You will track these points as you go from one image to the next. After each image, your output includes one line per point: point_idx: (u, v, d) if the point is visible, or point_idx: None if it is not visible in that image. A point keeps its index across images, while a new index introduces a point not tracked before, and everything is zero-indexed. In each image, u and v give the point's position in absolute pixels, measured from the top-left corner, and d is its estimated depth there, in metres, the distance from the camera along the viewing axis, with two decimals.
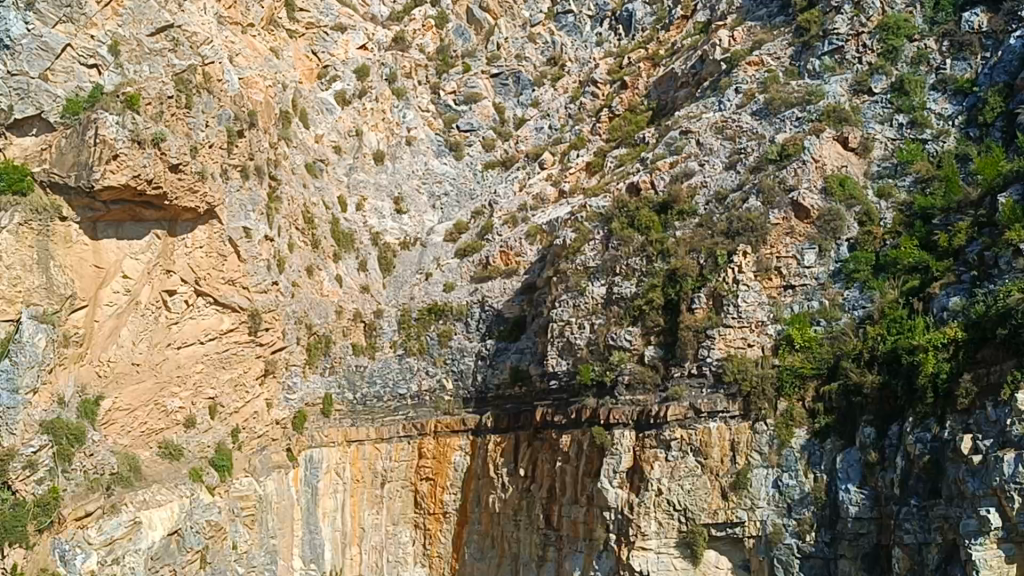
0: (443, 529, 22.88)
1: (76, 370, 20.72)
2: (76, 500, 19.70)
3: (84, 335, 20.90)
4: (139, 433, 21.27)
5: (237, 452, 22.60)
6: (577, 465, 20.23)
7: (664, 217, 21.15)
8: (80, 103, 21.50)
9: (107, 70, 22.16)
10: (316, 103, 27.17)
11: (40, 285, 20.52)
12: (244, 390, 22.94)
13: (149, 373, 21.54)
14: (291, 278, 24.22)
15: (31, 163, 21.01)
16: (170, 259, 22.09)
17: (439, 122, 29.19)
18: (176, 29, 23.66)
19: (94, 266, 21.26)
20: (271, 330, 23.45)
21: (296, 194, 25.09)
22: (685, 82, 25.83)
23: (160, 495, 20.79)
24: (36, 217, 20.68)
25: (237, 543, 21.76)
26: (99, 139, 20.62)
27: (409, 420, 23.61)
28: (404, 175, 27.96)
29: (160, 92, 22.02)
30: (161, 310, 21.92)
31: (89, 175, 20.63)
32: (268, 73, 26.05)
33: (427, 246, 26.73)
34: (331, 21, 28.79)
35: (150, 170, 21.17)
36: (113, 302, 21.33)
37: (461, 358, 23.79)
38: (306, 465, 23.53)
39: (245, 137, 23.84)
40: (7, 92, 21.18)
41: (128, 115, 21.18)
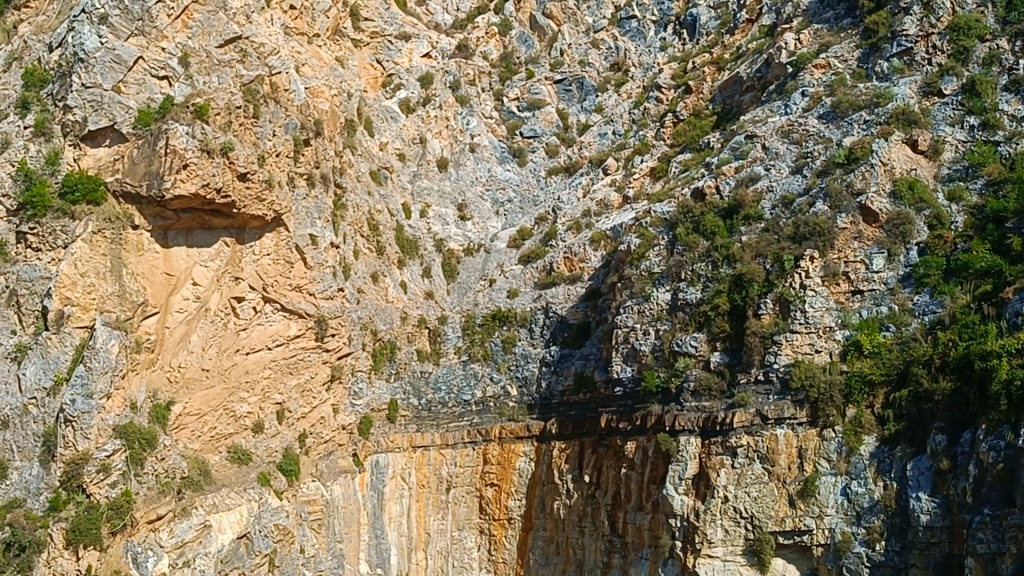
0: (507, 535, 22.94)
1: (148, 375, 21.05)
2: (148, 503, 20.07)
3: (155, 341, 21.26)
4: (209, 438, 21.57)
5: (304, 457, 22.85)
6: (642, 473, 20.14)
7: (730, 222, 21.04)
8: (151, 114, 21.87)
9: (177, 81, 22.62)
10: (380, 112, 27.51)
11: (113, 293, 21.02)
12: (311, 395, 23.16)
13: (218, 378, 21.87)
14: (356, 285, 24.43)
15: (104, 173, 21.54)
16: (238, 266, 22.40)
17: (502, 129, 29.11)
18: (245, 40, 23.85)
19: (165, 274, 21.68)
20: (337, 336, 23.61)
21: (361, 201, 25.33)
22: (750, 86, 25.65)
23: (229, 499, 21.09)
24: (108, 226, 21.23)
25: (305, 547, 21.98)
26: (170, 149, 21.00)
27: (475, 426, 23.57)
28: (468, 182, 27.99)
29: (228, 103, 22.36)
30: (230, 317, 22.26)
31: (160, 184, 21.01)
32: (334, 83, 26.39)
33: (491, 252, 26.84)
34: (396, 30, 29.10)
35: (219, 179, 21.50)
36: (183, 309, 21.71)
37: (525, 365, 23.89)
38: (373, 470, 23.65)
39: (311, 145, 24.03)
40: (81, 104, 21.79)
41: (197, 125, 21.60)
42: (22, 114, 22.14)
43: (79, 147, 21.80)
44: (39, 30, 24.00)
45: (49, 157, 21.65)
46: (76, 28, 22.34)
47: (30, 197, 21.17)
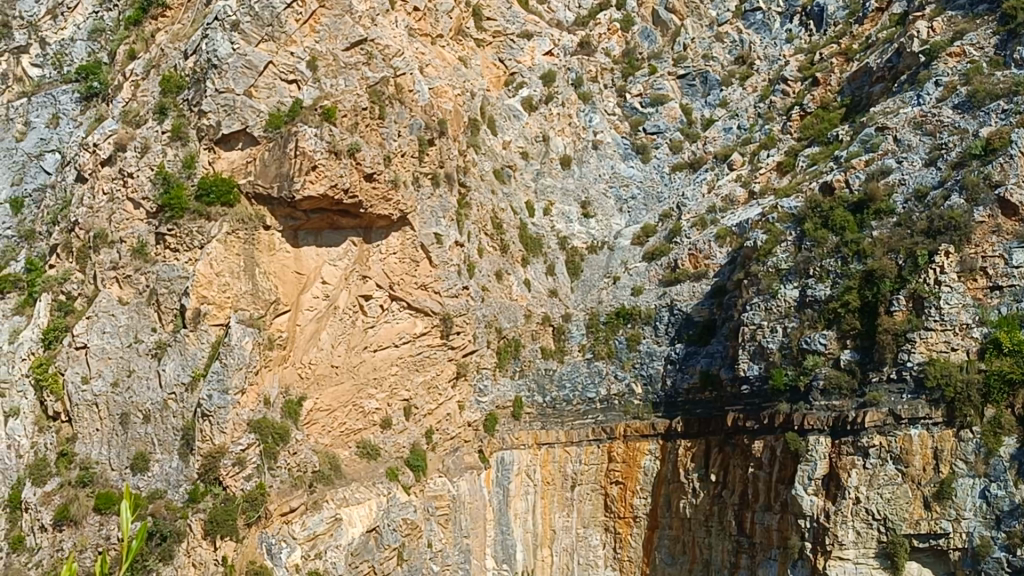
0: (633, 533, 22.76)
1: (280, 372, 21.62)
2: (283, 495, 20.65)
3: (287, 338, 21.86)
4: (338, 433, 22.09)
5: (430, 453, 23.15)
6: (770, 472, 19.84)
7: (860, 217, 20.52)
8: (281, 117, 22.47)
9: (306, 85, 23.08)
10: (503, 111, 27.57)
11: (246, 292, 21.75)
12: (437, 392, 23.44)
13: (347, 374, 22.33)
14: (481, 282, 24.58)
15: (237, 176, 22.20)
16: (365, 264, 22.82)
17: (625, 125, 29.01)
18: (370, 43, 24.31)
19: (295, 273, 22.27)
20: (462, 333, 23.82)
21: (485, 200, 25.53)
22: (880, 77, 24.95)
23: (359, 493, 21.53)
24: (242, 227, 21.92)
25: (432, 542, 22.26)
26: (299, 151, 21.48)
27: (599, 424, 23.51)
28: (591, 179, 27.98)
29: (355, 105, 22.84)
30: (358, 314, 22.70)
31: (291, 185, 21.53)
32: (457, 83, 26.61)
33: (615, 250, 26.78)
34: (518, 28, 29.20)
35: (347, 180, 21.94)
36: (314, 307, 22.22)
37: (650, 363, 23.81)
38: (498, 467, 23.75)
39: (436, 144, 24.32)
40: (216, 109, 22.50)
41: (325, 127, 22.07)
42: (160, 119, 23.04)
43: (213, 151, 22.45)
44: (176, 38, 24.83)
45: (185, 161, 22.41)
46: (210, 35, 23.05)
47: (169, 201, 22.05)
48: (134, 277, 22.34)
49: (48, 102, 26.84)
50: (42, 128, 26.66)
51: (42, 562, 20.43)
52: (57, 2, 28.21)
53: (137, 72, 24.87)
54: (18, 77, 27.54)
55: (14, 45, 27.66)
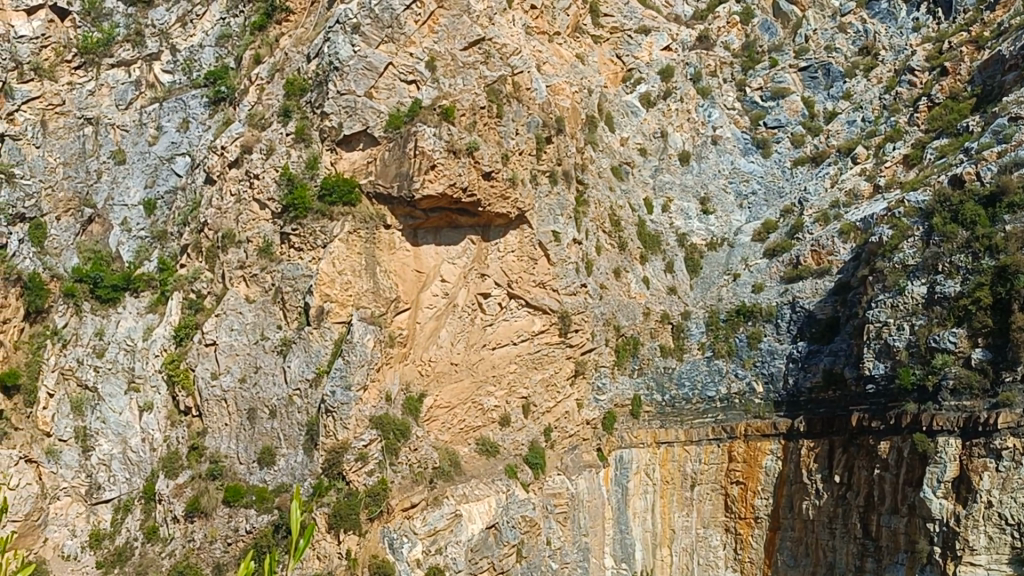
0: (753, 534, 22.43)
1: (401, 369, 21.95)
2: (403, 491, 20.85)
3: (408, 335, 22.23)
4: (458, 430, 22.23)
5: (549, 451, 23.16)
6: (896, 474, 19.34)
7: (992, 210, 19.79)
8: (401, 118, 22.74)
9: (425, 85, 23.36)
10: (621, 107, 27.70)
11: (368, 290, 22.20)
12: (556, 390, 23.44)
13: (466, 371, 22.48)
14: (599, 281, 24.56)
15: (358, 176, 22.56)
16: (484, 263, 22.95)
17: (745, 119, 28.51)
18: (488, 42, 24.39)
19: (416, 271, 22.64)
20: (581, 331, 23.77)
21: (603, 197, 25.48)
22: (1014, 65, 24.03)
23: (478, 490, 21.56)
24: (363, 226, 22.38)
25: (551, 539, 22.26)
26: (418, 151, 21.76)
27: (719, 423, 23.23)
28: (710, 175, 27.66)
29: (473, 104, 22.99)
30: (477, 312, 22.83)
31: (410, 185, 21.83)
32: (575, 80, 26.64)
33: (735, 246, 26.35)
34: (635, 23, 29.09)
35: (465, 179, 22.08)
36: (433, 305, 22.58)
37: (772, 361, 23.44)
38: (616, 465, 23.62)
39: (553, 142, 24.39)
40: (338, 110, 22.93)
41: (444, 127, 22.33)
42: (285, 122, 23.65)
43: (335, 152, 22.94)
44: (299, 42, 25.43)
45: (309, 162, 22.94)
46: (332, 38, 23.51)
47: (293, 201, 22.63)
48: (259, 276, 23.05)
49: (179, 107, 27.66)
50: (172, 132, 27.52)
51: (174, 552, 21.29)
52: (186, 10, 29.00)
53: (262, 76, 25.51)
54: (150, 83, 28.32)
55: (147, 52, 28.38)
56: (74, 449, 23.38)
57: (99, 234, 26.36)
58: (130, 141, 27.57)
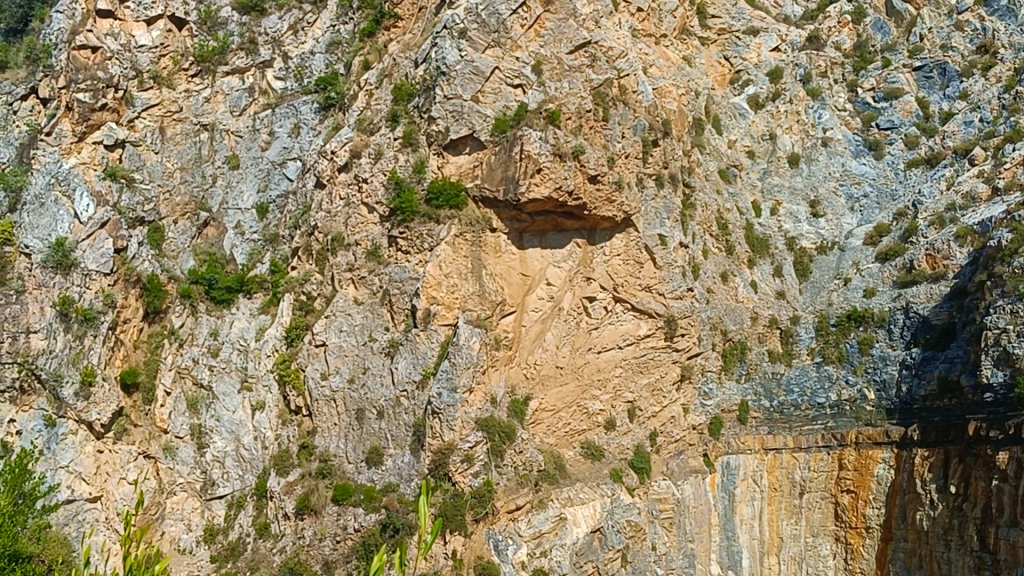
0: (865, 544, 21.88)
1: (506, 372, 22.13)
2: (509, 493, 20.95)
3: (513, 338, 22.37)
4: (563, 434, 22.24)
5: (655, 455, 22.96)
6: (1016, 486, 18.90)
7: None
8: (507, 121, 22.85)
9: (531, 88, 23.42)
10: (729, 109, 27.54)
11: (473, 293, 22.36)
12: (661, 395, 23.25)
13: (572, 375, 22.52)
14: (706, 284, 24.34)
15: (465, 180, 22.84)
16: (589, 266, 22.93)
17: (857, 121, 27.80)
18: (594, 45, 24.23)
19: (521, 275, 22.73)
20: (687, 336, 23.55)
21: (710, 201, 25.29)
22: None
23: (583, 493, 21.49)
24: (469, 229, 22.56)
25: (656, 545, 21.88)
26: (525, 155, 21.91)
27: (829, 430, 22.81)
28: (820, 178, 27.14)
29: (579, 107, 23.01)
30: (582, 316, 22.86)
31: (516, 189, 21.97)
32: (682, 82, 26.49)
33: (846, 249, 25.81)
34: (743, 24, 28.82)
35: (571, 182, 22.06)
36: (539, 308, 22.66)
37: (884, 368, 22.96)
38: (723, 471, 23.30)
39: (660, 145, 24.20)
40: (445, 115, 23.19)
41: (550, 130, 22.42)
42: (393, 126, 24.02)
43: (442, 156, 23.18)
44: (407, 48, 25.79)
45: (416, 166, 23.23)
46: (439, 43, 23.81)
47: (401, 205, 22.96)
48: (368, 278, 23.46)
49: (291, 113, 28.26)
50: (284, 138, 28.06)
51: (285, 548, 21.87)
52: (298, 17, 29.48)
53: (371, 82, 25.90)
54: (263, 90, 28.89)
55: (260, 60, 29.03)
56: (190, 446, 24.28)
57: (214, 237, 27.06)
58: (244, 146, 28.20)
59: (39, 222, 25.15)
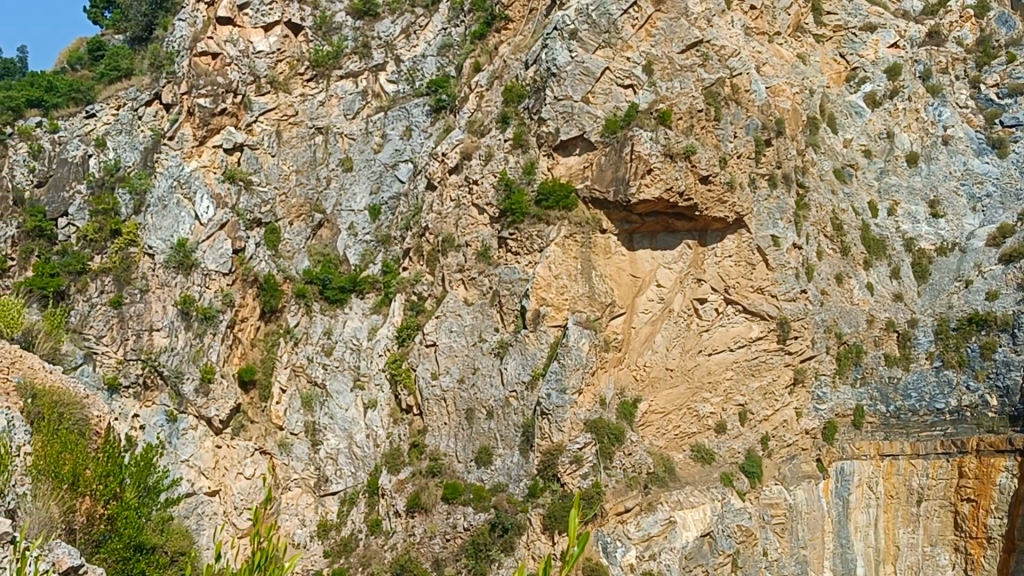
0: (986, 555, 21.30)
1: (616, 373, 22.05)
2: (617, 496, 20.80)
3: (623, 340, 22.27)
4: (673, 436, 22.07)
5: (767, 460, 22.57)
6: None
7: None
8: (618, 122, 22.72)
9: (642, 88, 23.28)
10: (844, 108, 26.92)
11: (584, 294, 22.35)
12: (774, 398, 22.84)
13: (682, 377, 22.33)
14: (820, 286, 23.79)
15: (575, 180, 22.77)
16: (700, 267, 22.73)
17: (980, 118, 27.06)
18: (706, 45, 23.92)
19: (631, 276, 22.59)
20: (800, 338, 23.05)
21: (825, 201, 24.77)
22: None
23: (693, 497, 21.23)
24: (579, 230, 22.54)
25: (768, 551, 21.58)
26: (635, 155, 21.67)
27: (948, 437, 22.29)
28: (940, 177, 26.42)
29: (691, 107, 22.74)
30: (693, 318, 22.67)
31: (627, 190, 21.78)
32: (796, 80, 26.04)
33: (968, 251, 25.01)
34: (860, 21, 28.05)
35: (682, 183, 21.76)
36: (648, 310, 22.47)
37: (1007, 373, 22.29)
38: (837, 477, 22.67)
39: (773, 145, 23.82)
40: (555, 116, 23.21)
41: (661, 131, 22.23)
42: (503, 128, 24.20)
43: (552, 157, 23.23)
44: (517, 49, 25.93)
45: (526, 167, 23.35)
46: (550, 44, 23.79)
47: (511, 206, 23.02)
48: (478, 279, 23.66)
49: (403, 115, 28.65)
50: (396, 140, 28.52)
51: (397, 545, 22.16)
52: (410, 21, 29.93)
53: (481, 83, 26.13)
54: (376, 93, 29.39)
55: (372, 64, 29.45)
56: (305, 443, 24.92)
57: (328, 237, 27.69)
58: (357, 149, 28.68)
59: (161, 223, 26.17)
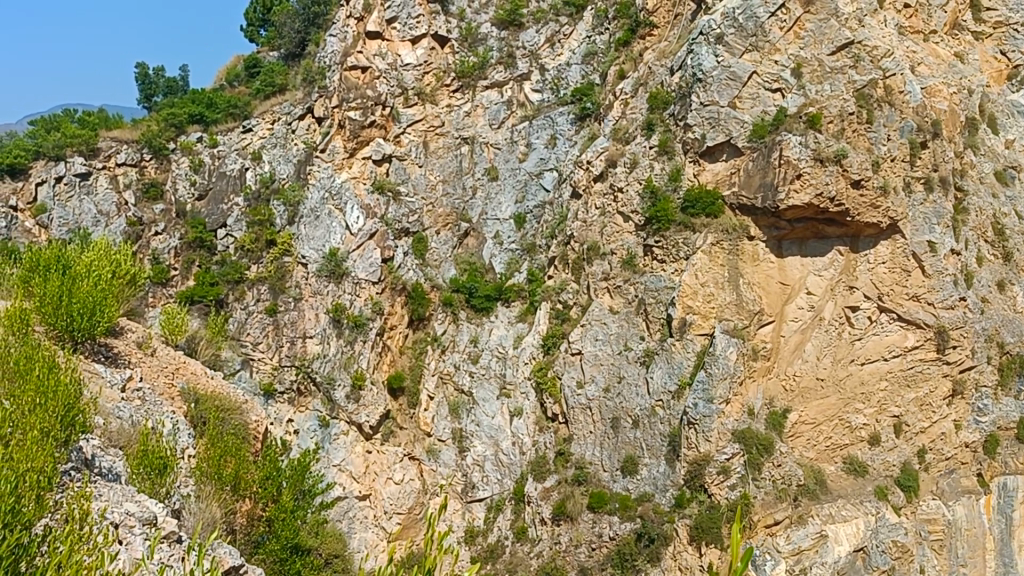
0: None
1: (764, 383, 21.63)
2: (766, 508, 20.22)
3: (772, 349, 21.80)
4: (824, 448, 21.35)
5: (923, 473, 21.40)
6: None
7: None
8: (765, 126, 21.97)
9: (790, 92, 22.32)
10: (1006, 107, 26.01)
11: (730, 302, 22.00)
12: (930, 410, 21.62)
13: (833, 388, 21.52)
14: (980, 294, 22.55)
15: (721, 187, 22.40)
16: (852, 274, 21.68)
17: None
18: (858, 45, 22.33)
19: (780, 284, 21.99)
20: (959, 347, 21.60)
21: (985, 205, 23.70)
22: None
23: (845, 511, 20.21)
24: (725, 238, 22.19)
25: (925, 567, 20.32)
26: (783, 160, 20.76)
27: None
28: None
29: (841, 110, 21.49)
30: (844, 326, 21.76)
31: (775, 196, 20.94)
32: (954, 80, 24.89)
33: None
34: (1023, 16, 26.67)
35: (833, 188, 20.55)
36: (798, 318, 21.84)
37: None
38: (1000, 493, 21.30)
39: (929, 147, 22.28)
40: (701, 122, 22.89)
41: (810, 135, 21.16)
42: (648, 135, 24.08)
43: (699, 163, 22.84)
44: (662, 55, 25.68)
45: (671, 174, 23.14)
46: (696, 50, 23.60)
47: (656, 213, 22.98)
48: (624, 287, 23.63)
49: (547, 124, 28.62)
50: (541, 149, 28.61)
51: (542, 552, 22.26)
52: (555, 30, 29.67)
53: (626, 91, 26.01)
54: (520, 102, 29.52)
55: (518, 73, 29.57)
56: (452, 448, 25.62)
57: (474, 246, 28.37)
58: (503, 158, 29.17)
59: (314, 233, 27.41)
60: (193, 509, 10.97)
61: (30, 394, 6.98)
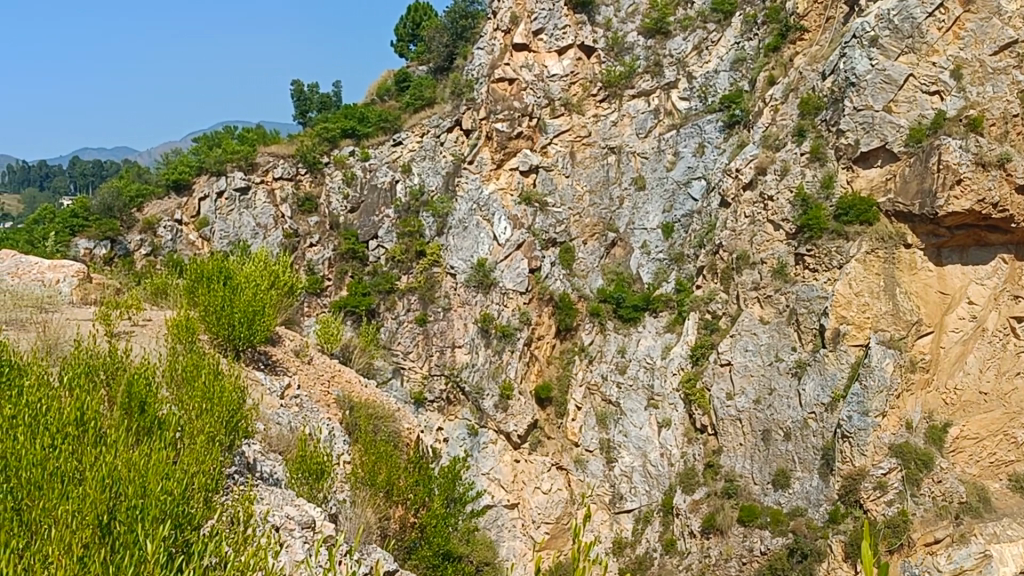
0: None
1: (923, 396, 20.59)
2: (925, 525, 18.69)
3: (931, 360, 20.74)
4: (989, 464, 19.89)
5: None
6: None
7: None
8: (923, 129, 21.04)
9: (950, 95, 21.25)
10: None
11: (887, 312, 21.01)
12: None
13: (998, 402, 20.43)
14: None
15: (877, 194, 21.60)
16: (1018, 284, 20.56)
17: None
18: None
19: (939, 293, 20.90)
20: None
21: None
22: None
23: (1011, 530, 18.00)
24: (882, 246, 21.29)
25: None
26: (943, 165, 19.95)
27: None
28: None
29: (1005, 111, 20.22)
30: (1010, 338, 20.70)
31: (933, 202, 20.05)
32: None
33: None
34: None
35: (996, 193, 19.54)
36: (959, 328, 20.78)
37: None
38: None
39: None
40: (855, 127, 22.18)
41: (971, 138, 20.10)
42: (800, 142, 23.60)
43: (852, 169, 22.19)
44: (813, 59, 24.90)
45: (823, 181, 22.51)
46: (849, 54, 23.00)
47: (809, 221, 22.40)
48: (774, 297, 23.17)
49: (695, 132, 28.21)
50: (690, 157, 28.16)
51: (691, 566, 21.98)
52: (703, 37, 29.19)
53: (776, 96, 25.47)
54: (668, 111, 29.32)
55: (665, 82, 29.36)
56: (600, 459, 25.55)
57: (621, 256, 28.44)
58: (650, 167, 29.07)
59: (462, 244, 28.73)
60: (357, 506, 10.09)
61: (198, 399, 7.29)
